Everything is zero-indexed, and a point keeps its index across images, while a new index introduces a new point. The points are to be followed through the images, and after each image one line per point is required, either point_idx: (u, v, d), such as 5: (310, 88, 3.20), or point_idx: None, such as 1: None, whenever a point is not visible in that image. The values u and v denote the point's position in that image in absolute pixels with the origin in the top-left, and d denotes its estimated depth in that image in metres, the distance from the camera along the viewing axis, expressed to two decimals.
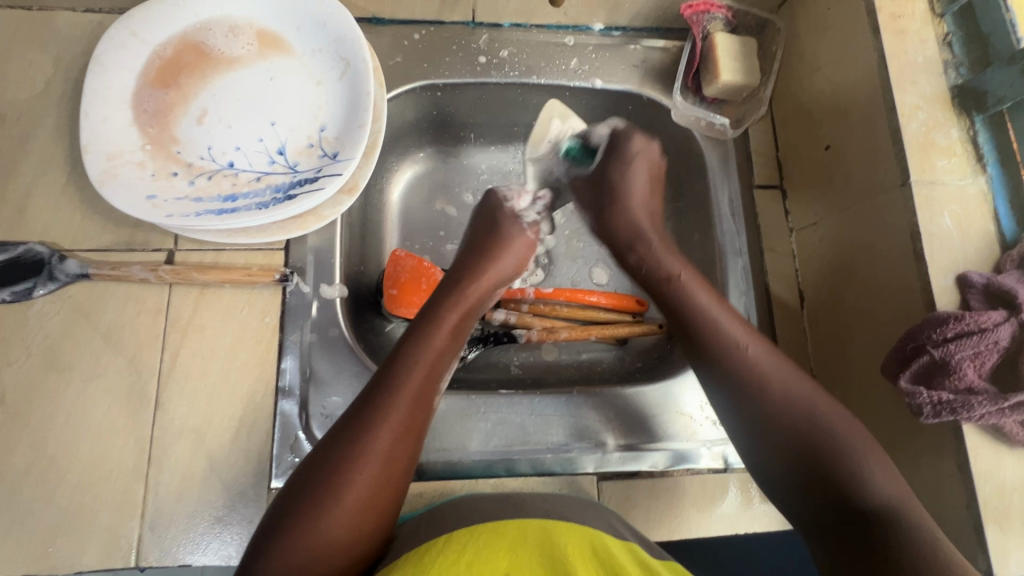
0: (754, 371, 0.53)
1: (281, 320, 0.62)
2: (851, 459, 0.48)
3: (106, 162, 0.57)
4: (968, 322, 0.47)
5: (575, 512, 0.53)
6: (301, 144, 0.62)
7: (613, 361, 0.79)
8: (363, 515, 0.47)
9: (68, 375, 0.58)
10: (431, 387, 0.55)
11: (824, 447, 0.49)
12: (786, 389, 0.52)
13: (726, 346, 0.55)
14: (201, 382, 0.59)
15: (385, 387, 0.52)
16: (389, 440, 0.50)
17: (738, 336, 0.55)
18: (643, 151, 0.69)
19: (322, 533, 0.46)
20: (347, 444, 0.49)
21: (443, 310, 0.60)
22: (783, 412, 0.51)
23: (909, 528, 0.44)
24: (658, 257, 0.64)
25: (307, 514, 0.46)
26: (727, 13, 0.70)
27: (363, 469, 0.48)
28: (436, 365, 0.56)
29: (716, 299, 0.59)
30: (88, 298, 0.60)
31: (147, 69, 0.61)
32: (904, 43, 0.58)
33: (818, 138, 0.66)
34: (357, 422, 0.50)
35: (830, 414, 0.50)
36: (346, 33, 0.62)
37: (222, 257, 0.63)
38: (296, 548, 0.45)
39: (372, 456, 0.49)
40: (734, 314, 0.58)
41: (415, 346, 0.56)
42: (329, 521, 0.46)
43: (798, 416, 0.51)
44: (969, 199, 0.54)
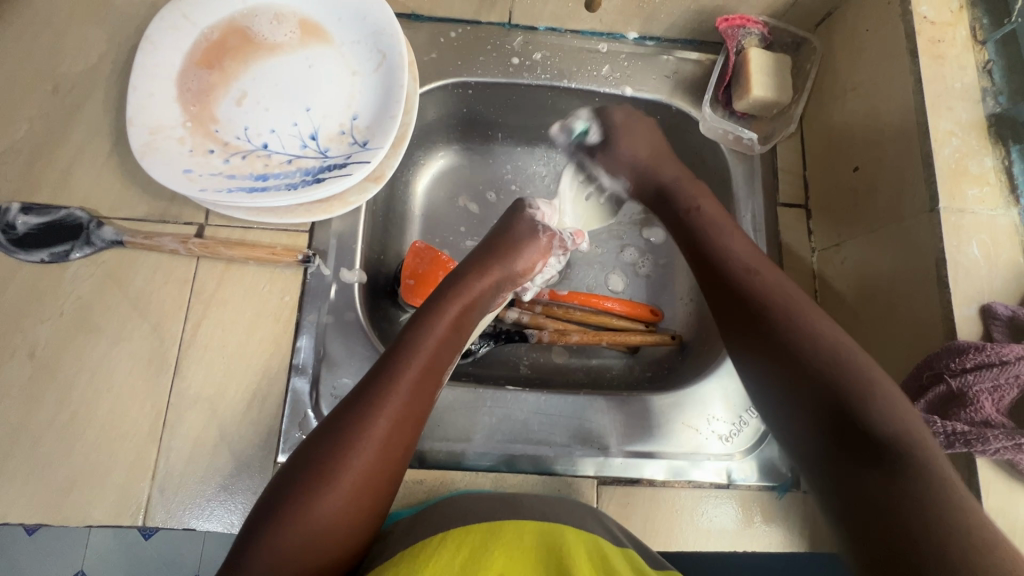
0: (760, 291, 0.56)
1: (300, 300, 0.63)
2: (859, 378, 0.47)
3: (148, 135, 0.60)
4: (989, 352, 0.47)
5: (574, 515, 0.54)
6: (333, 131, 0.63)
7: (623, 368, 0.80)
8: (357, 499, 0.48)
9: (96, 335, 0.60)
10: (431, 378, 0.55)
11: (839, 380, 0.47)
12: (805, 321, 0.52)
13: (738, 271, 0.58)
14: (219, 352, 0.61)
15: (385, 376, 0.53)
16: (387, 429, 0.51)
17: (750, 264, 0.58)
18: (630, 117, 0.73)
19: (315, 515, 0.46)
20: (342, 432, 0.50)
21: (446, 302, 0.61)
22: (803, 343, 0.50)
23: (920, 460, 0.42)
24: (683, 190, 0.68)
25: (302, 497, 0.47)
26: (763, 28, 0.70)
27: (359, 456, 0.49)
28: (438, 359, 0.57)
29: (747, 243, 0.61)
30: (121, 264, 0.63)
31: (194, 51, 0.64)
32: (943, 67, 0.56)
33: (846, 158, 0.65)
34: (354, 409, 0.51)
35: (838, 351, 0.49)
36: (386, 26, 0.64)
37: (249, 234, 0.64)
38: (289, 530, 0.46)
39: (369, 443, 0.50)
40: (755, 252, 0.60)
41: (420, 334, 0.57)
42: (324, 503, 0.47)
43: (820, 351, 0.49)
44: (999, 230, 0.53)
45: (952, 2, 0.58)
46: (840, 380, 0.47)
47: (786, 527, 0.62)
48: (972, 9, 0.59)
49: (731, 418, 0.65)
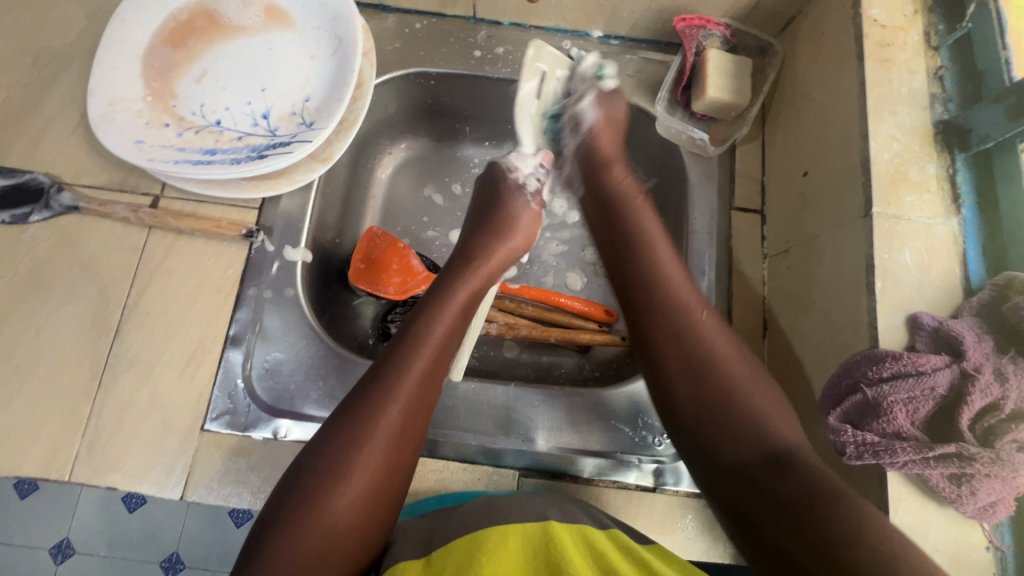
0: (682, 310, 0.53)
1: (242, 274, 0.65)
2: (755, 413, 0.47)
3: (107, 106, 0.62)
4: (906, 362, 0.45)
5: (552, 506, 0.53)
6: (285, 111, 0.64)
7: (573, 367, 0.79)
8: (373, 496, 0.48)
9: (46, 295, 0.63)
10: (440, 370, 0.54)
11: (718, 377, 0.49)
12: (700, 323, 0.52)
13: (640, 254, 0.57)
14: (161, 319, 0.63)
15: (392, 370, 0.52)
16: (398, 425, 0.50)
17: (657, 244, 0.58)
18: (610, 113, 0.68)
19: (332, 515, 0.46)
20: (353, 431, 0.48)
21: (454, 288, 0.60)
22: (688, 332, 0.52)
23: (807, 463, 0.44)
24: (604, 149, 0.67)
25: (317, 498, 0.46)
26: (725, 30, 0.70)
27: (372, 455, 0.48)
28: (446, 347, 0.55)
29: (668, 247, 0.58)
30: (76, 229, 0.65)
31: (161, 30, 0.67)
32: (890, 71, 0.55)
33: (799, 163, 0.64)
34: (363, 405, 0.49)
35: (739, 381, 0.49)
36: (344, 13, 0.66)
37: (200, 207, 0.66)
38: (308, 530, 0.45)
39: (384, 436, 0.49)
40: (660, 225, 0.61)
41: (428, 324, 0.55)
42: (341, 503, 0.46)
43: (692, 342, 0.51)
44: (935, 239, 0.51)
45: (907, 7, 0.57)
46: (723, 394, 0.49)
47: (710, 538, 0.60)
48: (928, 14, 0.57)
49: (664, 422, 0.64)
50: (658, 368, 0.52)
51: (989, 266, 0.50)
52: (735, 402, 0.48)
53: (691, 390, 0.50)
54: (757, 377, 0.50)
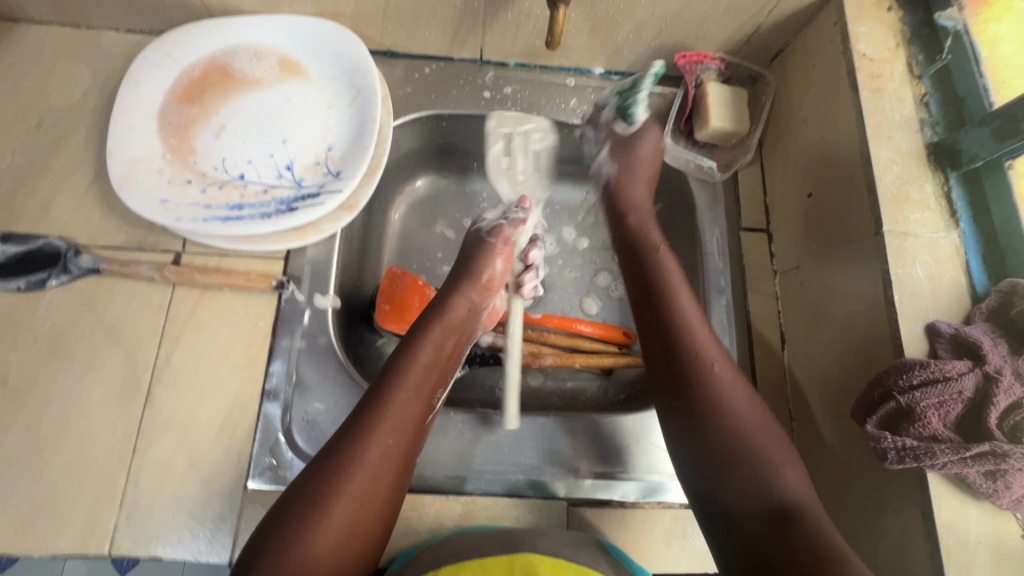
0: (707, 363, 0.56)
1: (274, 325, 0.65)
2: (770, 463, 0.51)
3: (127, 167, 0.62)
4: (933, 369, 0.49)
5: (573, 551, 0.53)
6: (309, 162, 0.65)
7: (597, 390, 0.81)
8: (352, 528, 0.48)
9: (70, 362, 0.61)
10: (421, 407, 0.56)
11: (740, 440, 0.52)
12: (716, 368, 0.56)
13: (661, 300, 0.61)
14: (194, 377, 0.62)
15: (377, 403, 0.54)
16: (379, 459, 0.51)
17: (675, 289, 0.62)
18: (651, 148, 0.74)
19: (311, 548, 0.46)
20: (336, 462, 0.50)
21: (427, 329, 0.61)
22: (702, 377, 0.56)
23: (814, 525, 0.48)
24: (631, 196, 0.73)
25: (299, 529, 0.47)
26: (720, 64, 0.74)
27: (353, 487, 0.49)
28: (425, 385, 0.58)
29: (685, 288, 0.63)
30: (97, 292, 0.64)
31: (176, 87, 0.67)
32: (882, 100, 0.60)
33: (801, 185, 0.68)
34: (350, 436, 0.52)
35: (752, 428, 0.53)
36: (360, 63, 0.67)
37: (225, 261, 0.66)
38: (287, 562, 0.45)
39: (363, 467, 0.50)
40: (678, 268, 0.65)
41: (407, 360, 0.58)
42: (321, 535, 0.47)
43: (710, 390, 0.55)
44: (941, 251, 0.55)
45: (889, 41, 0.62)
46: (741, 446, 0.52)
47: None
48: (909, 47, 0.63)
49: None
50: (684, 410, 0.55)
51: (990, 274, 0.54)
52: (744, 453, 0.52)
53: (713, 432, 0.53)
54: (768, 423, 0.54)
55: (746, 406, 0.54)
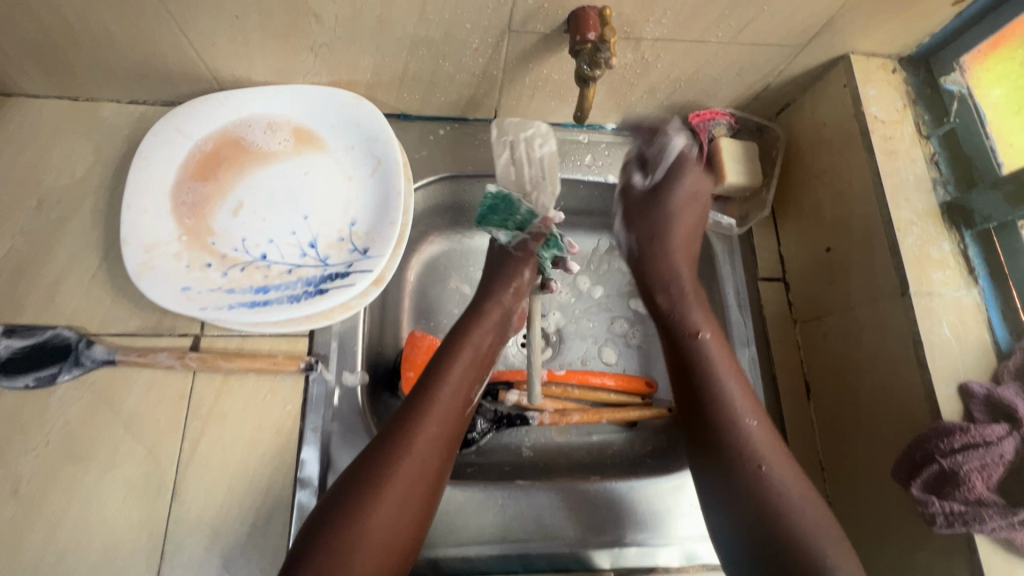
0: (755, 456, 0.56)
1: (302, 408, 0.62)
2: (816, 551, 0.51)
3: (143, 254, 0.59)
4: (973, 434, 0.50)
5: None
6: (332, 238, 0.64)
7: (624, 443, 0.81)
8: (400, 516, 0.54)
9: (87, 463, 0.58)
10: (459, 404, 0.60)
11: (773, 510, 0.53)
12: (749, 434, 0.57)
13: (697, 356, 0.61)
14: (221, 469, 0.59)
15: (419, 400, 0.59)
16: (424, 449, 0.56)
17: (709, 342, 0.62)
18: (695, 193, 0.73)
19: (367, 529, 0.52)
20: (384, 452, 0.55)
21: (453, 349, 0.63)
22: (735, 442, 0.56)
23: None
24: (685, 296, 0.66)
25: (353, 511, 0.52)
26: (730, 119, 0.75)
27: (400, 476, 0.54)
28: (464, 383, 0.62)
29: (723, 348, 0.62)
30: (112, 384, 0.60)
31: (188, 164, 0.65)
32: (896, 162, 0.62)
33: (818, 238, 0.70)
34: (397, 430, 0.57)
35: (806, 513, 0.53)
36: (380, 133, 0.66)
37: (247, 342, 0.63)
38: (347, 538, 0.51)
39: (405, 463, 0.55)
40: (708, 313, 0.65)
41: (446, 361, 0.62)
42: (373, 516, 0.52)
43: (744, 458, 0.56)
44: (964, 310, 0.57)
45: (897, 102, 0.65)
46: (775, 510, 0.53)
47: None
48: (916, 107, 0.65)
49: None
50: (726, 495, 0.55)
51: (1012, 330, 0.57)
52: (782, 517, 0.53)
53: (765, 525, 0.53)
54: (806, 489, 0.55)
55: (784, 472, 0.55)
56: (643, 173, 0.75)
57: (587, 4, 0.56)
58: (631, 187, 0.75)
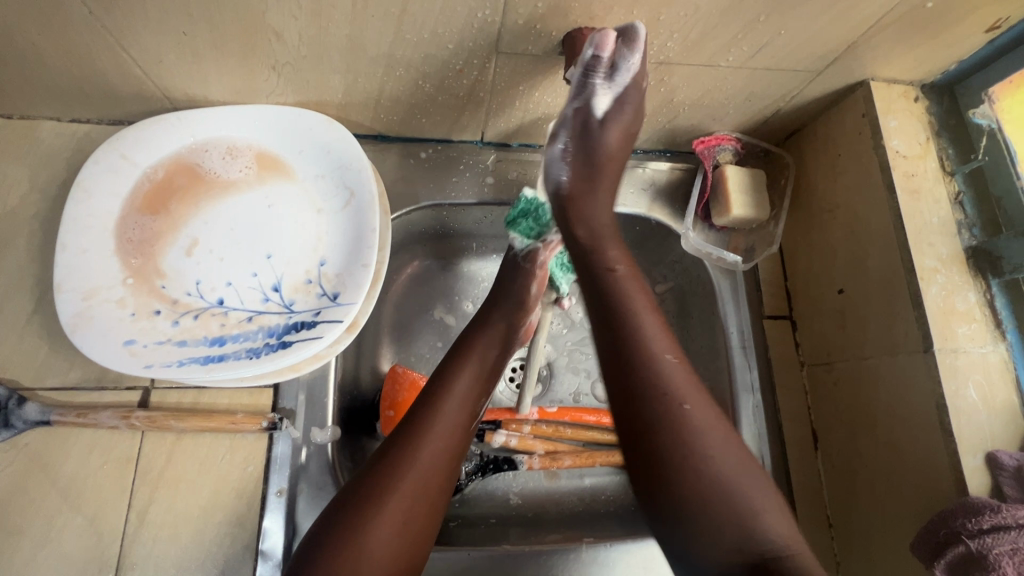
0: (676, 395, 0.45)
1: (265, 470, 0.56)
2: (749, 504, 0.42)
3: (81, 302, 0.52)
4: (1005, 514, 0.46)
5: None
6: (299, 280, 0.57)
7: (619, 488, 0.74)
8: (400, 536, 0.46)
9: (17, 539, 0.51)
10: (467, 415, 0.54)
11: (718, 497, 0.42)
12: (690, 407, 0.44)
13: (627, 310, 0.48)
14: (172, 543, 0.53)
15: (426, 411, 0.52)
16: (432, 463, 0.49)
17: (636, 294, 0.50)
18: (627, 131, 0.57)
19: (366, 549, 0.44)
20: (388, 462, 0.48)
21: (465, 357, 0.57)
22: (705, 428, 0.44)
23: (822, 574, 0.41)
24: (604, 246, 0.53)
25: (351, 531, 0.44)
26: (736, 144, 0.69)
27: (404, 488, 0.47)
28: (473, 394, 0.55)
29: (648, 304, 0.50)
30: (48, 447, 0.54)
31: (135, 195, 0.57)
32: (919, 203, 0.57)
33: (830, 277, 0.65)
34: (398, 441, 0.50)
35: (723, 471, 0.43)
36: (353, 161, 0.59)
37: (203, 397, 0.57)
38: (342, 562, 0.43)
39: (410, 476, 0.48)
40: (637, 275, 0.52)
41: (452, 370, 0.56)
42: (372, 537, 0.44)
43: (672, 432, 0.44)
44: (991, 368, 0.53)
45: (919, 135, 0.60)
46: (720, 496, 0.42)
47: None
48: (939, 140, 0.60)
49: None
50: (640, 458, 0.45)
51: None
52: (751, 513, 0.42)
53: (679, 492, 0.43)
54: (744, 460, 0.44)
55: (724, 453, 0.43)
56: (603, 74, 0.53)
57: (583, 25, 0.51)
58: (593, 111, 0.55)
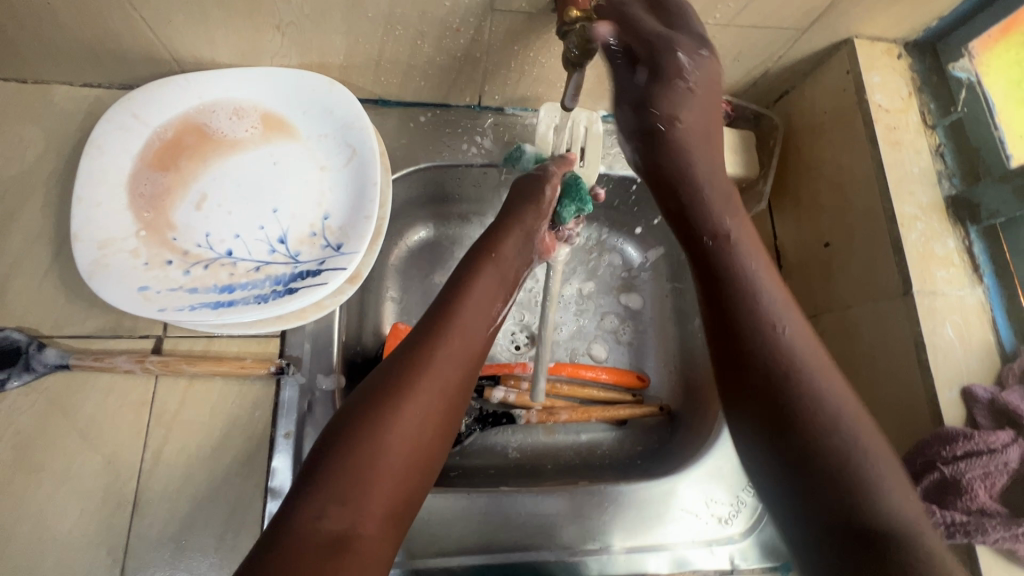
0: (789, 357, 0.46)
1: (272, 414, 0.59)
2: (863, 479, 0.41)
3: (97, 251, 0.55)
4: (977, 441, 0.48)
5: None
6: (304, 233, 0.60)
7: (614, 443, 0.77)
8: (421, 430, 0.47)
9: (40, 475, 0.54)
10: (485, 322, 0.55)
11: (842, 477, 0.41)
12: (821, 393, 0.44)
13: (763, 320, 0.47)
14: (186, 480, 0.56)
15: (439, 318, 0.52)
16: (445, 365, 0.50)
17: (768, 280, 0.50)
18: (707, 76, 0.57)
19: (386, 440, 0.45)
20: (404, 366, 0.48)
21: (477, 267, 0.57)
22: (818, 415, 0.43)
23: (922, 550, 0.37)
24: (709, 211, 0.55)
25: (372, 421, 0.45)
26: (727, 106, 0.70)
27: (422, 387, 0.48)
28: (488, 299, 0.56)
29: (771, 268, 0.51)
30: (68, 390, 0.57)
31: (145, 152, 0.60)
32: (901, 154, 0.59)
33: (817, 232, 0.67)
34: (419, 339, 0.51)
35: (843, 422, 0.43)
36: (354, 120, 0.61)
37: (213, 345, 0.60)
38: (360, 454, 0.43)
39: (427, 380, 0.48)
40: (759, 242, 0.54)
41: (469, 273, 0.57)
42: (393, 433, 0.45)
43: (813, 414, 0.43)
44: (968, 310, 0.55)
45: (902, 90, 0.62)
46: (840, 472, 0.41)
47: None
48: (920, 95, 0.62)
49: (730, 498, 0.64)
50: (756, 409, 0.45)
51: (1017, 331, 0.54)
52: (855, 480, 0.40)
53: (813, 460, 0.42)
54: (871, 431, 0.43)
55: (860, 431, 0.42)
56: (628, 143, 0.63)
57: None
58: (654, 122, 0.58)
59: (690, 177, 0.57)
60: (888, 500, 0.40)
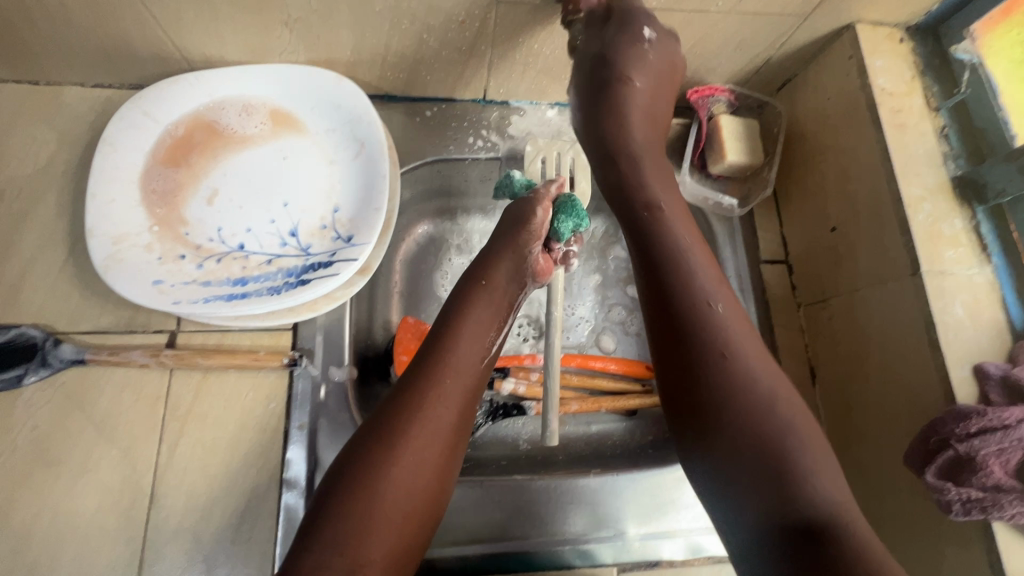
0: (721, 341, 0.46)
1: (287, 406, 0.59)
2: (786, 458, 0.41)
3: (111, 246, 0.56)
4: (991, 417, 0.48)
5: None
6: (314, 226, 0.60)
7: (624, 433, 0.77)
8: (419, 478, 0.44)
9: (58, 469, 0.55)
10: (479, 356, 0.52)
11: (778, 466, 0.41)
12: (753, 373, 0.44)
13: (695, 300, 0.48)
14: (201, 472, 0.56)
15: (432, 357, 0.50)
16: (440, 407, 0.47)
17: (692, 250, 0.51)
18: (669, 63, 0.58)
19: (383, 493, 0.42)
20: (398, 412, 0.46)
21: (469, 299, 0.54)
22: (745, 396, 0.43)
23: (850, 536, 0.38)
24: (642, 184, 0.55)
25: (369, 472, 0.43)
26: (730, 95, 0.71)
27: (416, 433, 0.45)
28: (483, 332, 0.53)
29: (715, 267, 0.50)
30: (84, 385, 0.57)
31: (157, 149, 0.61)
32: (905, 136, 0.60)
33: (823, 216, 0.67)
34: (411, 381, 0.48)
35: (777, 408, 0.43)
36: (362, 114, 0.62)
37: (226, 339, 0.60)
38: (359, 506, 0.41)
39: (422, 426, 0.46)
40: (696, 234, 0.53)
41: (461, 308, 0.54)
42: (388, 487, 0.42)
43: (749, 400, 0.43)
44: (977, 289, 0.55)
45: (905, 74, 0.62)
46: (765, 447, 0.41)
47: None
48: (923, 79, 0.63)
49: None
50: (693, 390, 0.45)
51: None
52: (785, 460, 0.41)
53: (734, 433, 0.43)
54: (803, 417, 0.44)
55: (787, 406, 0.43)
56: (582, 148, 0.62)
57: None
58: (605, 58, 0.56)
59: (632, 146, 0.56)
60: (816, 481, 0.40)
